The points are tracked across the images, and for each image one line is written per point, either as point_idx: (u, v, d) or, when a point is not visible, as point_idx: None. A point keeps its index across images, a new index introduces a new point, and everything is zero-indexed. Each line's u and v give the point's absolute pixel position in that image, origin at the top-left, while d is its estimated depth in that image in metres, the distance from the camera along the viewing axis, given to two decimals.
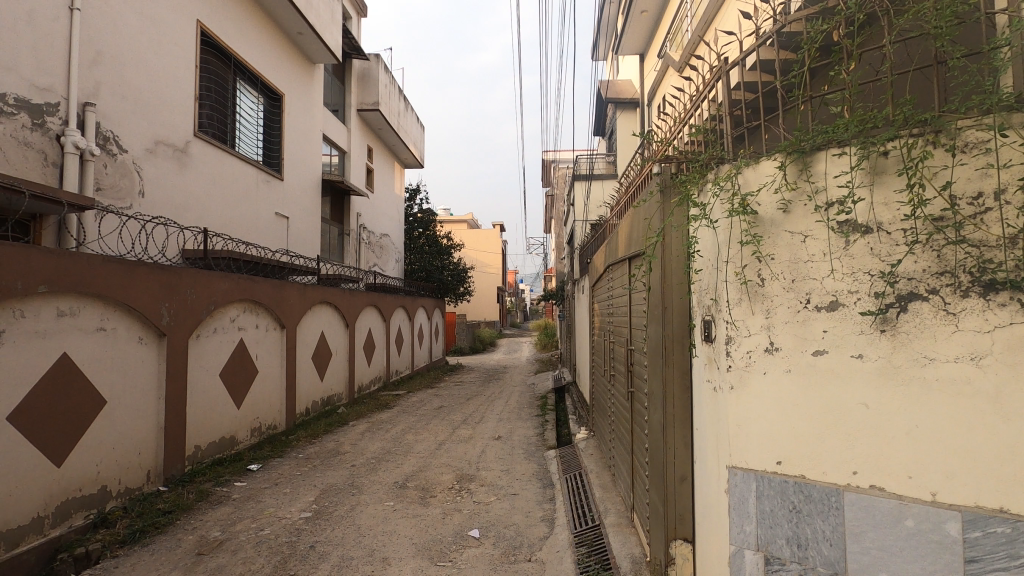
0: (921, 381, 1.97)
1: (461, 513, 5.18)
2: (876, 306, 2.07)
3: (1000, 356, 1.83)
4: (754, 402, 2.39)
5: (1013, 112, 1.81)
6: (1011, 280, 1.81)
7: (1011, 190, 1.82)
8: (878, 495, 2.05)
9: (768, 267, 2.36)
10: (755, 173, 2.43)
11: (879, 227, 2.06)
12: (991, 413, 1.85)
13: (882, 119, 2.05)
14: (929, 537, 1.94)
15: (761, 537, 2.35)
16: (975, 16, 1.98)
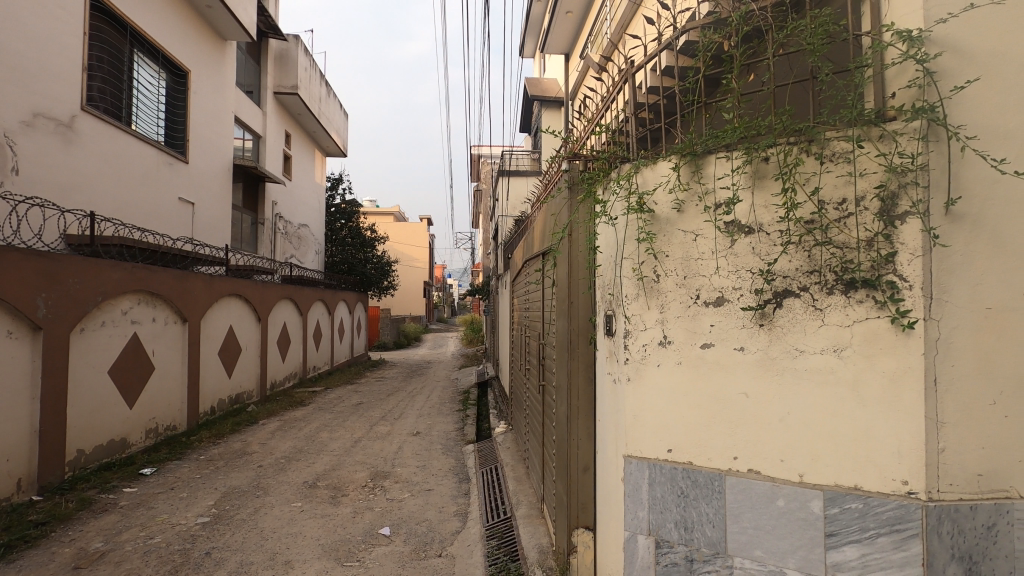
0: (792, 372, 2.14)
1: (372, 511, 5.06)
2: (757, 301, 2.21)
3: (858, 348, 2.01)
4: (648, 392, 2.49)
5: (872, 126, 1.99)
6: (866, 279, 2.00)
7: (869, 197, 2.00)
8: (755, 478, 2.20)
9: (663, 264, 2.46)
10: (652, 173, 2.51)
11: (760, 228, 2.20)
12: (850, 400, 2.03)
13: (764, 127, 2.18)
14: (797, 515, 2.11)
15: (653, 522, 2.45)
16: (844, 36, 2.17)
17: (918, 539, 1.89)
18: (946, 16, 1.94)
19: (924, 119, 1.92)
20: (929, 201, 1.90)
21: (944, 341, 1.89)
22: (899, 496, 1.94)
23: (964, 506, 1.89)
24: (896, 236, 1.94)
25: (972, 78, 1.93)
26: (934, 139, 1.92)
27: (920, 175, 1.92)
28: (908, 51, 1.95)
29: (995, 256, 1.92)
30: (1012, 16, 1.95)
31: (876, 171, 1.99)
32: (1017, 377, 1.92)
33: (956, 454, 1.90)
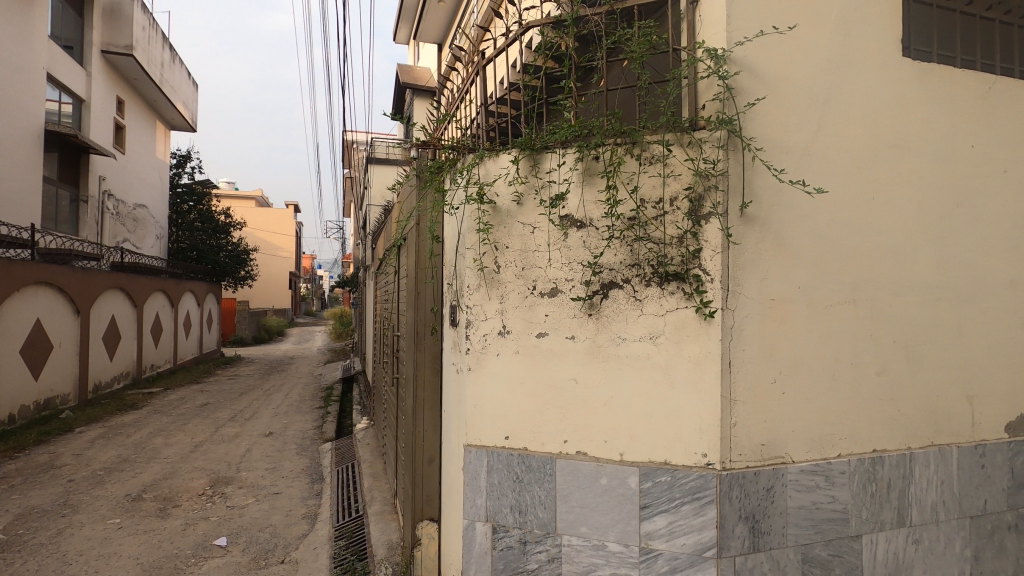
0: (615, 358, 2.29)
1: (208, 521, 4.62)
2: (585, 292, 2.33)
3: (670, 335, 2.21)
4: (488, 381, 2.52)
5: (684, 133, 2.19)
6: (677, 273, 2.20)
7: (680, 198, 2.20)
8: (582, 459, 2.34)
9: (502, 255, 2.50)
10: (493, 164, 2.53)
11: (590, 223, 2.33)
12: (663, 382, 2.22)
13: (595, 127, 2.31)
14: (617, 491, 2.26)
15: (490, 508, 2.49)
16: (665, 48, 2.35)
17: (713, 504, 2.13)
18: (743, 39, 2.19)
19: (725, 130, 2.15)
20: (728, 204, 2.14)
21: (737, 328, 2.15)
22: (699, 468, 2.17)
23: (750, 472, 2.16)
24: (702, 234, 2.16)
25: (760, 96, 2.20)
26: (732, 149, 2.16)
27: (721, 180, 2.14)
28: (714, 67, 2.16)
29: (778, 254, 2.21)
30: (795, 47, 2.26)
31: (686, 174, 2.19)
32: (794, 359, 2.24)
33: (744, 427, 2.17)
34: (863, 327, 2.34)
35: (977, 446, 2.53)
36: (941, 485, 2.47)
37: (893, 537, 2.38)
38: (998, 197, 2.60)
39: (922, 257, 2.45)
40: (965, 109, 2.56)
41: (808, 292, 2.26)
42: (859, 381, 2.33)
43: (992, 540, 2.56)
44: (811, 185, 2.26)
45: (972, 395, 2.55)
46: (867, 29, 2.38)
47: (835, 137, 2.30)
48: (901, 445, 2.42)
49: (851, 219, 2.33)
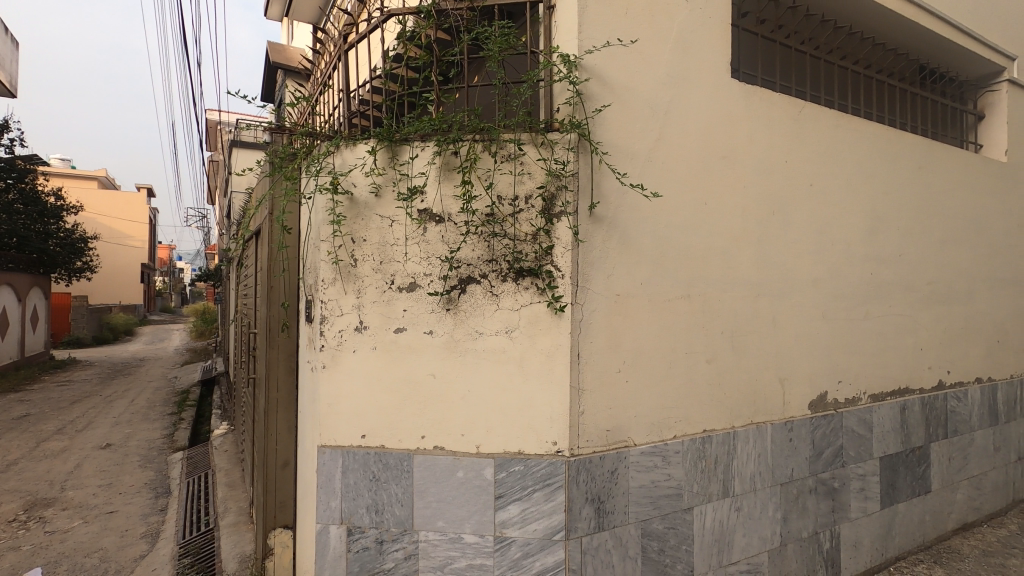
0: (473, 352, 2.32)
1: (18, 551, 3.96)
2: (443, 287, 2.34)
3: (524, 329, 2.29)
4: (344, 379, 2.42)
5: (537, 133, 2.28)
6: (531, 268, 2.28)
7: (534, 196, 2.29)
8: (439, 454, 2.34)
9: (359, 248, 2.41)
10: (350, 153, 2.44)
11: (448, 218, 2.34)
12: (517, 374, 2.30)
13: (454, 122, 2.32)
14: (473, 483, 2.30)
15: (345, 510, 2.40)
16: (522, 49, 2.42)
17: (562, 489, 2.25)
18: (592, 48, 2.31)
19: (576, 133, 2.27)
20: (577, 203, 2.26)
21: (584, 321, 2.29)
22: (550, 456, 2.27)
23: (595, 457, 2.31)
24: (553, 232, 2.27)
25: (607, 104, 2.34)
26: (582, 152, 2.28)
27: (572, 181, 2.26)
28: (566, 72, 2.27)
29: (622, 253, 2.38)
30: (639, 60, 2.43)
31: (539, 174, 2.29)
32: (636, 350, 2.42)
33: (591, 414, 2.32)
34: (695, 320, 2.59)
35: (787, 423, 2.92)
36: (758, 457, 2.81)
37: (719, 506, 2.67)
38: (805, 207, 3.01)
39: (745, 257, 2.77)
40: (782, 129, 2.93)
41: (649, 288, 2.46)
42: (692, 368, 2.58)
43: (798, 503, 2.97)
44: (653, 190, 2.46)
45: (783, 377, 2.93)
46: (701, 50, 2.62)
47: (673, 147, 2.52)
48: (727, 424, 2.71)
49: (686, 222, 2.56)
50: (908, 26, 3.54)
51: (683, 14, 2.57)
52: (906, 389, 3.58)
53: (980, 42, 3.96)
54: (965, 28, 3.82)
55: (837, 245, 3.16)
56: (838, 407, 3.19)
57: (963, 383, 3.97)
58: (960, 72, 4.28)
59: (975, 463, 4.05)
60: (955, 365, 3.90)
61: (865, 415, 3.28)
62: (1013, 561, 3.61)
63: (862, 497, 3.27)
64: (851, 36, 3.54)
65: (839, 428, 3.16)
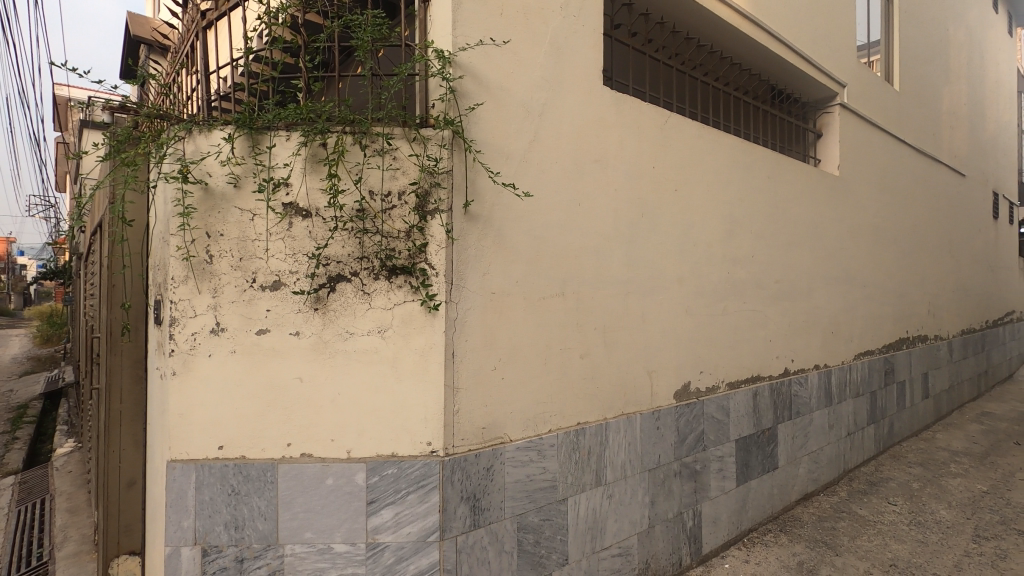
0: (343, 353, 2.23)
1: None
2: (310, 285, 2.22)
3: (398, 328, 2.24)
4: (198, 386, 2.20)
5: (411, 127, 2.25)
6: (404, 267, 2.25)
7: (408, 193, 2.25)
8: (306, 461, 2.21)
9: (216, 243, 2.21)
10: (204, 140, 2.24)
11: (315, 213, 2.23)
12: (390, 375, 2.25)
13: (324, 112, 2.22)
14: (344, 490, 2.20)
15: (199, 530, 2.19)
16: (397, 41, 2.37)
17: (437, 490, 2.23)
18: (466, 45, 2.31)
19: (450, 130, 2.26)
20: (451, 201, 2.26)
21: (459, 319, 2.29)
22: (425, 456, 2.24)
23: (470, 455, 2.31)
24: (427, 229, 2.25)
25: (481, 102, 2.35)
26: (455, 150, 2.28)
27: (445, 179, 2.26)
28: (439, 67, 2.25)
29: (498, 251, 2.41)
30: (514, 61, 2.47)
31: (412, 170, 2.26)
32: (511, 348, 2.46)
33: (466, 413, 2.32)
34: (569, 317, 2.69)
35: (655, 412, 3.12)
36: (629, 446, 2.98)
37: (592, 495, 2.79)
38: (671, 211, 3.23)
39: (616, 256, 2.91)
40: (649, 137, 3.12)
41: (524, 286, 2.51)
42: (565, 363, 2.68)
43: (664, 486, 3.19)
44: (527, 189, 2.51)
45: (651, 369, 3.13)
46: (575, 56, 2.72)
47: (548, 148, 2.59)
48: (599, 416, 2.84)
49: (560, 222, 2.65)
50: (759, 49, 3.93)
51: (557, 20, 2.65)
52: (758, 377, 3.97)
53: (817, 68, 4.49)
54: (806, 55, 4.31)
55: (699, 246, 3.43)
56: (700, 396, 3.47)
57: (804, 370, 4.49)
58: (803, 94, 4.83)
59: (814, 440, 4.60)
60: (798, 354, 4.39)
61: (723, 402, 3.60)
62: (842, 524, 4.14)
63: (720, 476, 3.58)
64: (712, 54, 3.86)
65: (700, 415, 3.44)
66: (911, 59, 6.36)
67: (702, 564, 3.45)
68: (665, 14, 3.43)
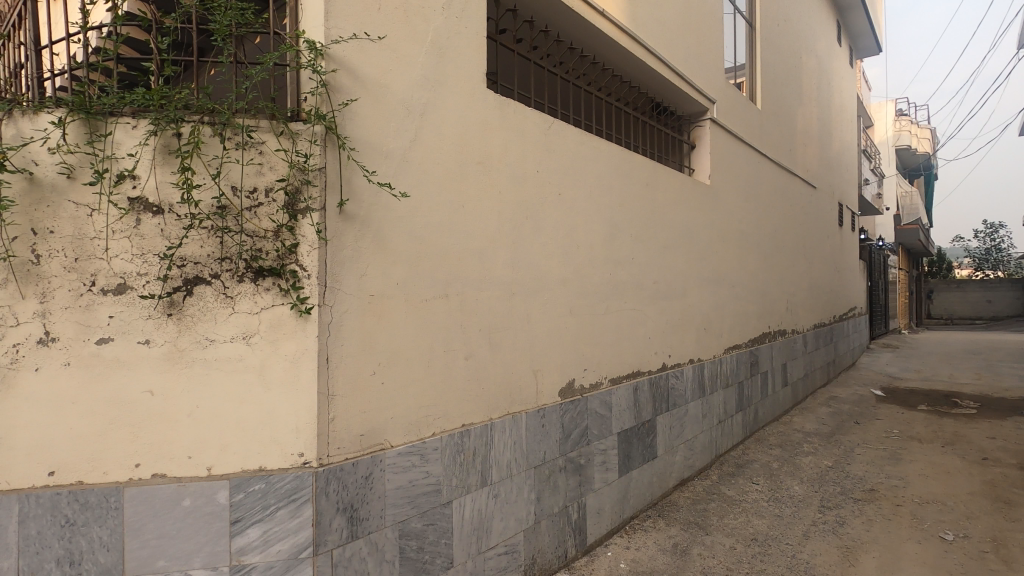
0: (202, 362, 2.05)
1: None
2: (162, 289, 2.04)
3: (265, 334, 2.11)
4: (22, 405, 1.92)
5: (280, 120, 2.14)
6: (272, 268, 2.13)
7: (276, 190, 2.14)
8: (159, 483, 2.01)
9: (45, 241, 1.96)
10: (29, 124, 1.98)
11: (168, 209, 2.05)
12: (257, 384, 2.10)
13: (179, 98, 2.05)
14: (203, 510, 2.02)
15: (25, 569, 1.91)
16: (264, 28, 2.24)
17: (309, 503, 2.11)
18: (339, 38, 2.23)
19: (322, 125, 2.17)
20: (324, 200, 2.17)
21: (334, 323, 2.19)
22: (296, 469, 2.12)
23: (347, 464, 2.22)
24: (297, 229, 2.15)
25: (356, 97, 2.28)
26: (328, 146, 2.19)
27: (317, 176, 2.16)
28: (310, 59, 2.15)
29: (376, 253, 2.34)
30: (392, 58, 2.41)
31: (280, 166, 2.15)
32: (391, 352, 2.40)
33: (343, 420, 2.22)
34: (452, 318, 2.68)
35: (539, 410, 3.19)
36: (514, 445, 3.02)
37: (478, 495, 2.79)
38: (555, 214, 3.34)
39: (500, 258, 2.95)
40: (533, 141, 3.19)
41: (405, 288, 2.46)
42: (449, 365, 2.67)
43: (549, 482, 3.27)
44: (408, 188, 2.47)
45: (536, 368, 3.20)
46: (457, 57, 2.71)
47: (430, 148, 2.56)
48: (484, 417, 2.86)
49: (443, 223, 2.63)
50: (637, 63, 4.17)
51: (439, 19, 2.63)
52: (638, 372, 4.21)
53: (690, 84, 4.86)
54: (679, 71, 4.65)
55: (582, 248, 3.57)
56: (583, 392, 3.61)
57: (680, 364, 4.83)
58: (678, 107, 5.20)
59: (689, 429, 4.96)
60: (674, 349, 4.72)
61: (605, 397, 3.77)
62: (712, 505, 4.51)
63: (603, 468, 3.75)
64: (594, 65, 4.05)
65: (584, 410, 3.57)
66: (770, 81, 7.08)
67: (587, 554, 3.59)
68: (549, 22, 3.54)
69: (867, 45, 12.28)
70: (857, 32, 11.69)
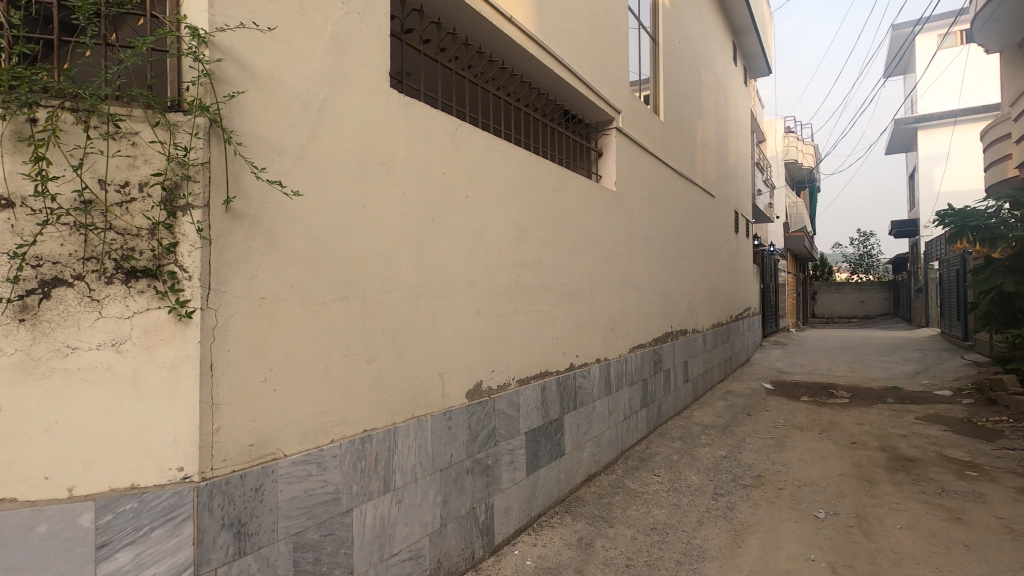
0: (61, 373, 1.86)
1: None
2: (11, 292, 1.83)
3: (138, 341, 1.95)
4: None
5: (157, 110, 1.99)
6: (146, 269, 1.97)
7: (151, 184, 1.99)
8: (8, 508, 1.78)
9: None
10: None
11: (20, 202, 1.85)
12: (128, 395, 1.93)
13: (34, 80, 1.85)
14: (63, 536, 1.81)
15: None
16: (139, 10, 2.08)
17: (190, 520, 1.97)
18: (225, 26, 2.10)
19: (205, 117, 2.04)
20: (207, 197, 2.04)
21: (220, 327, 2.06)
22: (174, 484, 1.97)
23: (234, 477, 2.10)
24: (176, 227, 2.01)
25: (245, 90, 2.16)
26: (212, 140, 2.07)
27: (200, 172, 2.03)
28: (192, 46, 2.01)
29: (268, 253, 2.23)
30: (285, 50, 2.31)
31: (156, 159, 2.00)
32: (285, 356, 2.30)
33: (229, 430, 2.10)
34: (353, 321, 2.61)
35: (446, 413, 3.18)
36: (419, 449, 2.99)
37: (380, 502, 2.73)
38: (461, 216, 3.34)
39: (405, 259, 2.91)
40: (440, 143, 3.18)
41: (301, 290, 2.37)
42: (349, 370, 2.59)
43: (456, 484, 3.27)
44: (304, 187, 2.38)
45: (442, 371, 3.19)
46: (358, 54, 2.65)
47: (328, 146, 2.48)
48: (387, 422, 2.80)
49: (343, 224, 2.56)
50: (545, 70, 4.28)
51: (338, 14, 2.55)
52: (546, 372, 4.31)
53: (596, 94, 5.04)
54: (586, 81, 4.82)
55: (489, 250, 3.60)
56: (491, 393, 3.64)
57: (587, 363, 5.00)
58: (585, 115, 5.38)
59: (596, 426, 5.15)
60: (581, 350, 4.87)
61: (513, 397, 3.82)
62: (616, 498, 4.70)
63: (511, 468, 3.80)
64: (502, 69, 4.10)
65: (491, 411, 3.60)
66: (672, 95, 7.52)
67: (494, 554, 3.62)
68: (455, 25, 3.55)
69: (758, 67, 13.36)
70: (750, 54, 12.67)
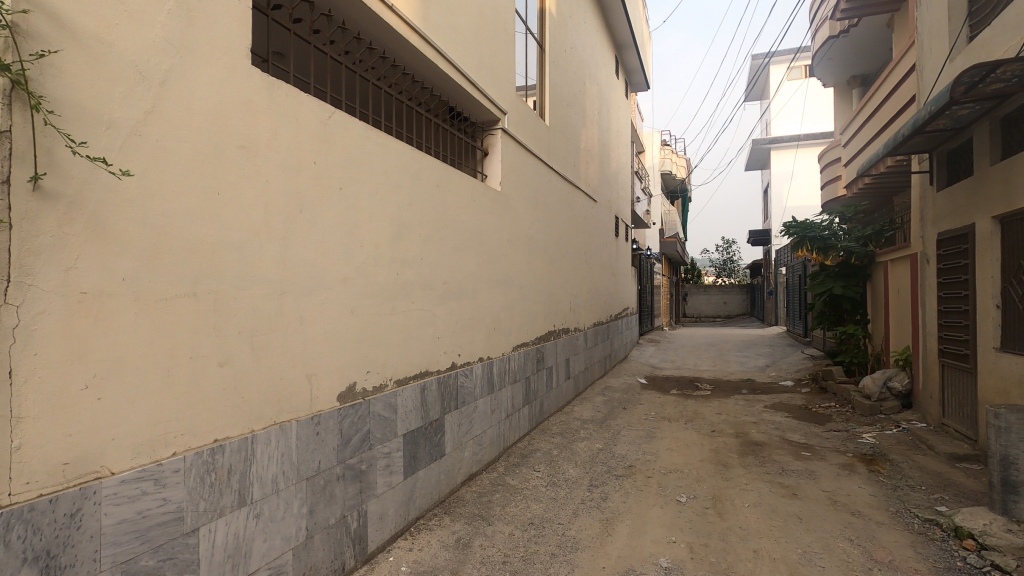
0: None
1: None
2: None
3: None
4: None
5: None
6: None
7: None
8: None
9: None
10: None
11: None
12: None
13: None
14: None
15: None
16: None
17: None
18: None
19: (5, 78, 1.71)
20: (5, 171, 1.72)
21: (23, 326, 1.75)
22: None
23: (41, 502, 1.79)
24: None
25: (61, 51, 1.85)
26: (14, 105, 1.74)
27: None
28: None
29: (92, 241, 1.94)
30: (117, 10, 2.02)
31: None
32: (114, 360, 2.01)
33: (35, 447, 1.79)
34: (202, 320, 2.36)
35: (313, 418, 2.99)
36: (282, 457, 2.78)
37: (233, 518, 2.49)
38: (334, 209, 3.16)
39: (266, 253, 2.68)
40: (310, 130, 2.98)
41: (136, 285, 2.08)
42: (196, 374, 2.33)
43: (325, 493, 3.08)
44: (140, 168, 2.10)
45: (310, 373, 2.99)
46: (211, 24, 2.39)
47: (173, 124, 2.22)
48: (243, 430, 2.56)
49: (190, 211, 2.29)
50: (428, 64, 4.19)
51: None
52: (426, 372, 4.22)
53: (481, 93, 5.04)
54: (471, 79, 4.80)
55: (365, 246, 3.44)
56: (365, 395, 3.48)
57: (469, 362, 4.98)
58: (471, 113, 5.36)
59: (477, 425, 5.14)
60: (463, 349, 4.84)
61: (389, 399, 3.69)
62: (496, 496, 4.73)
63: (386, 472, 3.67)
64: (383, 59, 3.95)
65: (365, 414, 3.44)
66: (557, 101, 7.75)
67: (367, 563, 3.47)
68: (331, 6, 3.35)
69: (637, 82, 14.25)
70: (631, 69, 13.47)
